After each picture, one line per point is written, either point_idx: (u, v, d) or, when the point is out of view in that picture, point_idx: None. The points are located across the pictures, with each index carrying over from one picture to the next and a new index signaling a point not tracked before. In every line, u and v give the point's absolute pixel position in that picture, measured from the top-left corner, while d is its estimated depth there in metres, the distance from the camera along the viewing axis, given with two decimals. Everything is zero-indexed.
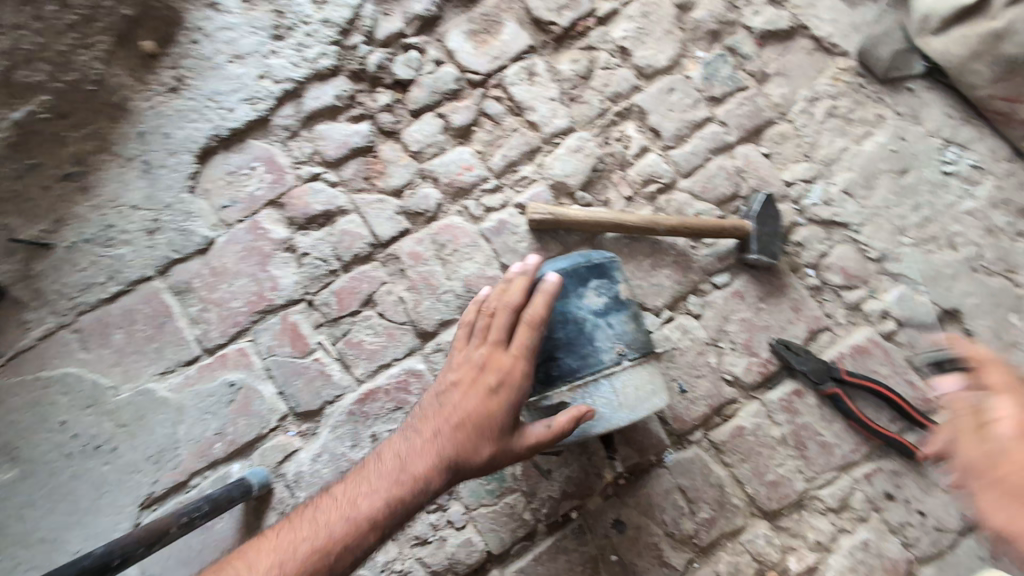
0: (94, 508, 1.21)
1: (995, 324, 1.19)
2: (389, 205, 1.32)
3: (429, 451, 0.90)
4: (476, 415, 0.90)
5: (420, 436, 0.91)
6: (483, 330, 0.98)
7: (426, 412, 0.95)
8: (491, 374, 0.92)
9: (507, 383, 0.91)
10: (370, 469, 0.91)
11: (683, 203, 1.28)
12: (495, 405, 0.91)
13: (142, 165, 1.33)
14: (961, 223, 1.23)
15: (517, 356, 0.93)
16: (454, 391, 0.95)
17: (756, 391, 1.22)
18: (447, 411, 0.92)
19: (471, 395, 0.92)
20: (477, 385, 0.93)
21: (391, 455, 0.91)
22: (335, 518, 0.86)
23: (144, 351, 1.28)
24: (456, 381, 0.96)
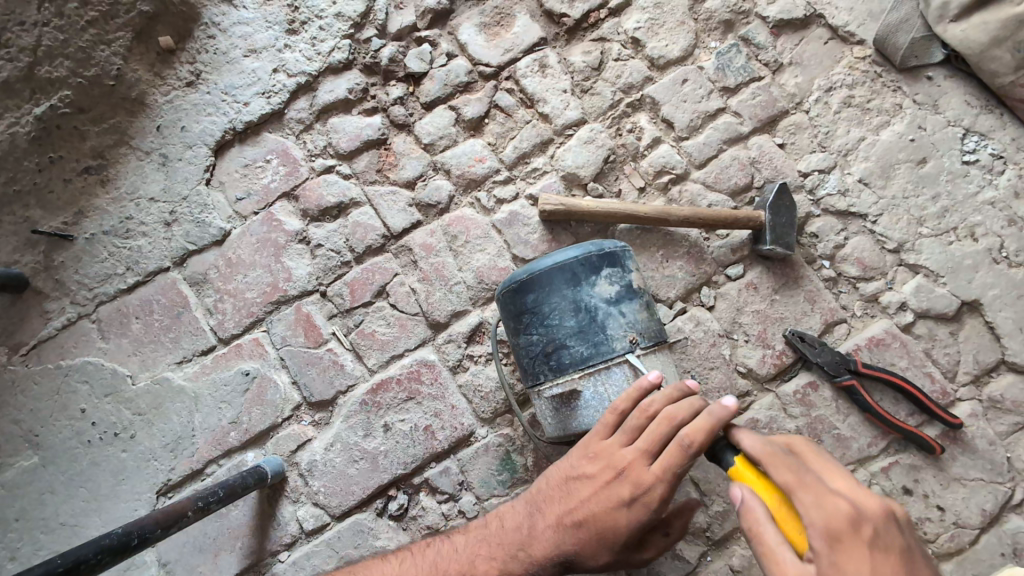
0: (112, 494, 1.24)
1: (1017, 316, 1.16)
2: (401, 197, 1.33)
3: (543, 541, 0.90)
4: (601, 520, 0.86)
5: (536, 522, 0.93)
6: (628, 435, 0.88)
7: (546, 498, 0.93)
8: (626, 483, 0.85)
9: (640, 495, 0.84)
10: (485, 532, 0.98)
11: (695, 194, 1.27)
12: (623, 517, 0.85)
13: (159, 159, 1.35)
14: (982, 212, 1.20)
15: (664, 475, 0.83)
16: (584, 483, 0.89)
17: (770, 383, 1.21)
18: (569, 504, 0.90)
19: (598, 496, 0.87)
20: (607, 491, 0.86)
21: (505, 528, 0.96)
22: (439, 569, 0.96)
23: (161, 340, 1.30)
24: (585, 475, 0.90)
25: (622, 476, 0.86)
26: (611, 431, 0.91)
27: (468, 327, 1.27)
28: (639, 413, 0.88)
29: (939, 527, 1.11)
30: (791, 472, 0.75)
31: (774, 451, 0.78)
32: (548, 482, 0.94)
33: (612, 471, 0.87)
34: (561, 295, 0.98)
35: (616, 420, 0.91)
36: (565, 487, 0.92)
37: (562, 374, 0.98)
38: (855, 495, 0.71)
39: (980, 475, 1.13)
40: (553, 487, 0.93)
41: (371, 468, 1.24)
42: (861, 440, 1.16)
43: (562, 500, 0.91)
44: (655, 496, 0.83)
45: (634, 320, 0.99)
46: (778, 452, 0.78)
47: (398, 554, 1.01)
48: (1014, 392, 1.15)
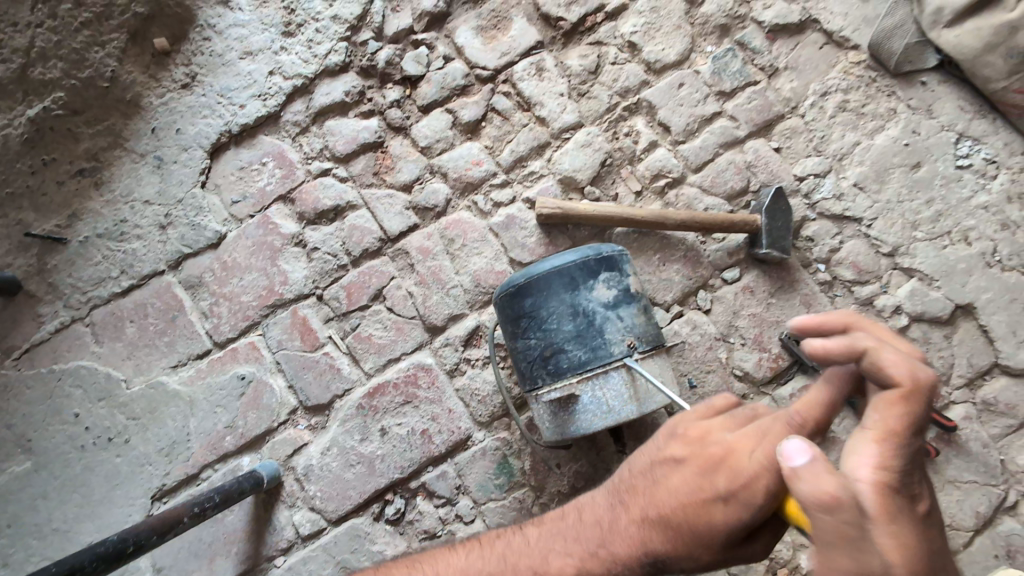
0: (107, 499, 1.23)
1: (1010, 319, 1.17)
2: (398, 200, 1.33)
3: (627, 541, 0.74)
4: (689, 518, 0.70)
5: (616, 516, 0.77)
6: (732, 420, 0.73)
7: (629, 488, 0.77)
8: (722, 473, 0.68)
9: (739, 488, 0.65)
10: (559, 526, 0.82)
11: (692, 198, 1.28)
12: (719, 514, 0.67)
13: (154, 161, 1.34)
14: (975, 217, 1.21)
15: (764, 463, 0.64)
16: (672, 469, 0.74)
17: (767, 386, 1.21)
18: (655, 496, 0.74)
19: (686, 486, 0.71)
20: (699, 481, 0.70)
21: (583, 523, 0.80)
22: (509, 568, 0.80)
23: (156, 344, 1.29)
24: (675, 459, 0.74)
25: (718, 464, 0.69)
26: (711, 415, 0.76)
27: (465, 330, 1.27)
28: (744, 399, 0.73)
29: None
30: (910, 430, 0.56)
31: (910, 388, 0.58)
32: (625, 467, 0.80)
33: (707, 456, 0.70)
34: (559, 299, 0.98)
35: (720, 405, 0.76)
36: (649, 474, 0.76)
37: (560, 378, 0.98)
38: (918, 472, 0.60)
39: (974, 477, 1.13)
40: (634, 473, 0.78)
41: (368, 473, 1.24)
42: None
43: (647, 492, 0.75)
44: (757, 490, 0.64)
45: (632, 325, 0.99)
46: (911, 397, 0.57)
47: (466, 546, 0.87)
48: (1007, 395, 1.16)
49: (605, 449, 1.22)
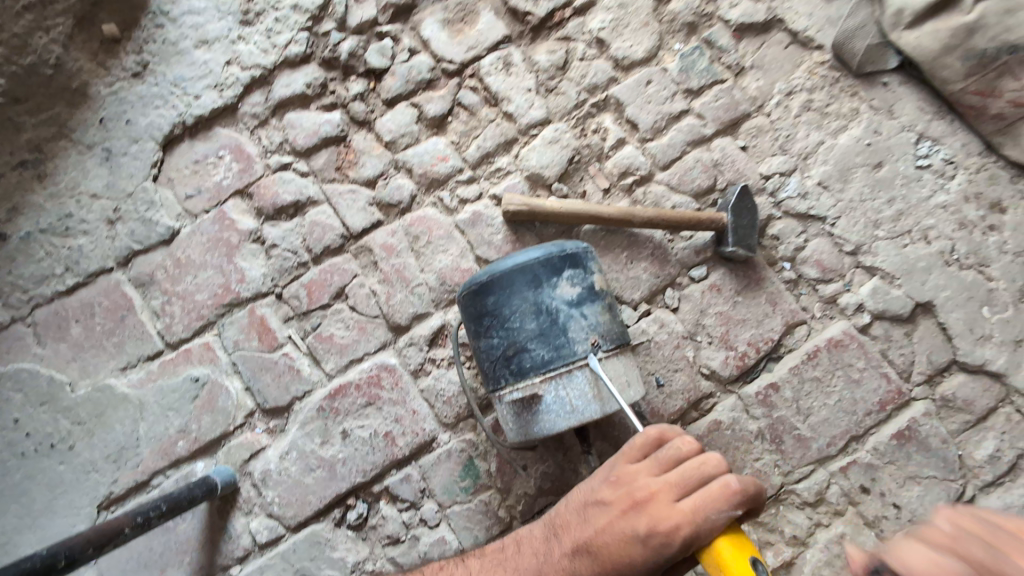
0: (49, 509, 1.16)
1: (968, 316, 1.19)
2: (361, 196, 1.29)
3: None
4: (613, 556, 0.79)
5: (549, 549, 0.85)
6: (662, 465, 0.83)
7: (563, 525, 0.86)
8: (644, 516, 0.79)
9: (662, 533, 0.77)
10: (495, 559, 0.91)
11: (659, 196, 1.27)
12: (638, 554, 0.78)
13: (102, 154, 1.27)
14: (934, 216, 1.23)
15: (691, 515, 0.76)
16: (602, 509, 0.83)
17: (733, 384, 1.21)
18: (584, 533, 0.83)
19: (612, 526, 0.80)
20: (624, 522, 0.80)
21: (521, 554, 0.88)
22: None
23: (103, 345, 1.23)
24: (602, 500, 0.84)
25: (641, 507, 0.80)
26: (639, 456, 0.85)
27: (430, 329, 1.24)
28: (672, 450, 0.83)
29: (895, 524, 1.15)
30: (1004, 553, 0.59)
31: None
32: (564, 503, 0.89)
33: (633, 499, 0.81)
34: (522, 297, 0.96)
35: (647, 446, 0.85)
36: (582, 513, 0.85)
37: (522, 378, 0.96)
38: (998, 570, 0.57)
39: (933, 472, 1.16)
40: (569, 510, 0.87)
41: (328, 477, 1.20)
42: (821, 440, 1.18)
43: (579, 528, 0.84)
44: (674, 537, 0.76)
45: (596, 323, 0.97)
46: None
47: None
48: (965, 391, 1.18)
49: (571, 450, 1.20)
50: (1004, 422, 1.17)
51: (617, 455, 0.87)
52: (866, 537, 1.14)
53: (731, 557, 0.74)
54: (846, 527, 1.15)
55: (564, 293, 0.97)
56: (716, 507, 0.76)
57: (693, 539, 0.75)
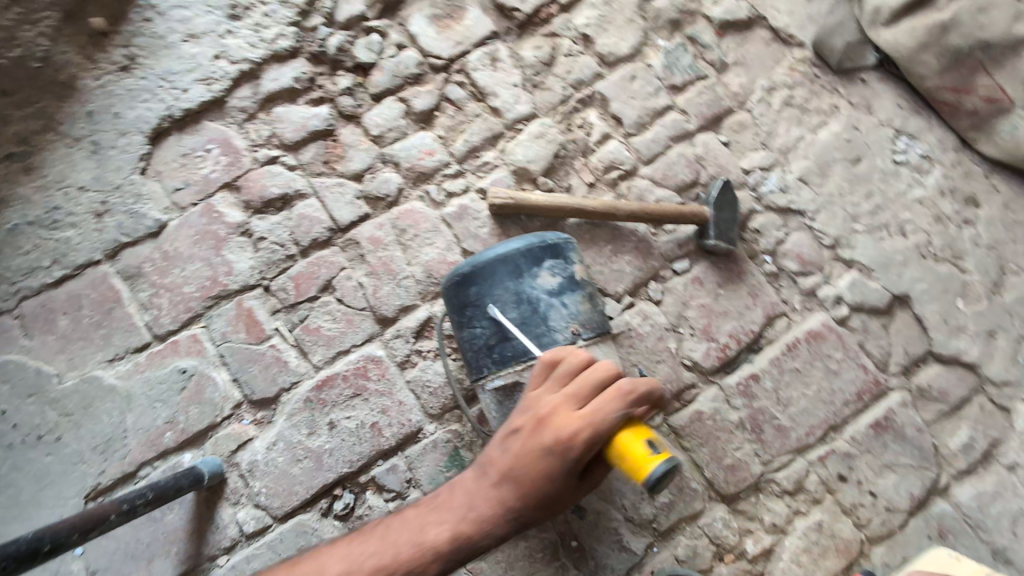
0: (36, 500, 1.17)
1: (943, 309, 1.21)
2: (348, 189, 1.30)
3: (489, 503, 0.85)
4: (530, 470, 0.83)
5: (476, 483, 0.88)
6: (563, 380, 0.88)
7: (483, 459, 0.89)
8: (550, 429, 0.84)
9: (568, 439, 0.82)
10: (426, 510, 0.89)
11: (643, 189, 1.29)
12: (551, 463, 0.83)
13: (90, 146, 1.28)
14: (911, 211, 1.25)
15: (590, 419, 0.82)
16: (517, 434, 0.87)
17: (715, 375, 1.23)
18: (506, 460, 0.86)
19: (528, 445, 0.85)
20: (534, 441, 0.85)
21: (448, 499, 0.89)
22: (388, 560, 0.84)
23: (92, 337, 1.23)
24: (515, 427, 0.88)
25: (548, 422, 0.84)
26: (542, 378, 0.90)
27: (416, 321, 1.26)
28: (568, 364, 0.89)
29: (872, 511, 1.17)
30: None
31: None
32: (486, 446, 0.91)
33: (539, 417, 0.85)
34: (503, 287, 0.98)
35: (550, 369, 0.90)
36: (499, 443, 0.88)
37: (504, 366, 0.98)
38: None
39: (909, 461, 1.18)
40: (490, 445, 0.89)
41: (315, 467, 1.21)
42: (800, 430, 1.20)
43: (497, 455, 0.87)
44: (579, 437, 0.82)
45: (576, 312, 0.99)
46: None
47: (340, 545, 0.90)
48: (940, 382, 1.21)
49: None
50: (977, 412, 1.20)
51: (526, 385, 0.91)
52: (843, 524, 1.17)
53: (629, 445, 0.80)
54: (824, 515, 1.17)
55: (545, 282, 0.99)
56: (610, 405, 0.82)
57: (596, 434, 0.82)
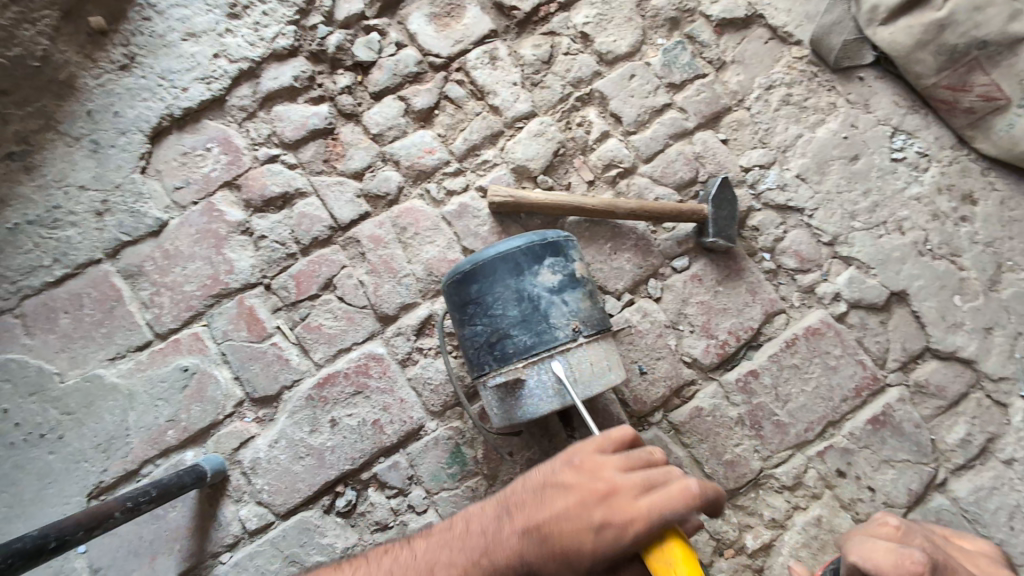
0: (38, 499, 1.17)
1: (940, 305, 1.22)
2: (349, 187, 1.30)
3: (507, 551, 0.83)
4: (565, 538, 0.80)
5: (501, 526, 0.86)
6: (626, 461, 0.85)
7: (517, 503, 0.86)
8: (603, 508, 0.80)
9: (616, 525, 0.79)
10: (444, 539, 0.89)
11: (642, 187, 1.29)
12: (590, 542, 0.79)
13: (90, 145, 1.28)
14: (908, 208, 1.26)
15: (645, 513, 0.78)
16: (562, 494, 0.84)
17: (714, 371, 1.24)
18: (540, 514, 0.83)
19: (570, 510, 0.81)
20: (579, 510, 0.81)
21: (470, 532, 0.88)
22: None
23: (93, 336, 1.24)
24: (563, 484, 0.85)
25: (602, 500, 0.81)
26: (607, 450, 0.87)
27: (417, 319, 1.26)
28: (639, 456, 0.87)
29: (870, 506, 1.18)
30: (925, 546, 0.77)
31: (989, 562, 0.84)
32: (518, 480, 0.90)
33: (594, 488, 0.82)
34: (504, 285, 0.98)
35: (617, 445, 0.88)
36: (538, 493, 0.86)
37: (505, 363, 0.98)
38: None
39: (906, 456, 1.19)
40: (526, 490, 0.87)
41: (317, 464, 1.21)
42: (798, 425, 1.21)
43: (534, 507, 0.84)
44: (627, 529, 0.78)
45: (577, 309, 1.00)
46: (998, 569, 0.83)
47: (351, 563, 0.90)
48: (937, 377, 1.22)
49: (556, 436, 1.23)
50: (974, 407, 1.21)
51: (580, 448, 0.88)
52: (842, 519, 1.18)
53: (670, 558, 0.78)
54: (823, 509, 1.18)
55: (545, 280, 0.99)
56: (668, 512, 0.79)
57: (645, 534, 0.78)
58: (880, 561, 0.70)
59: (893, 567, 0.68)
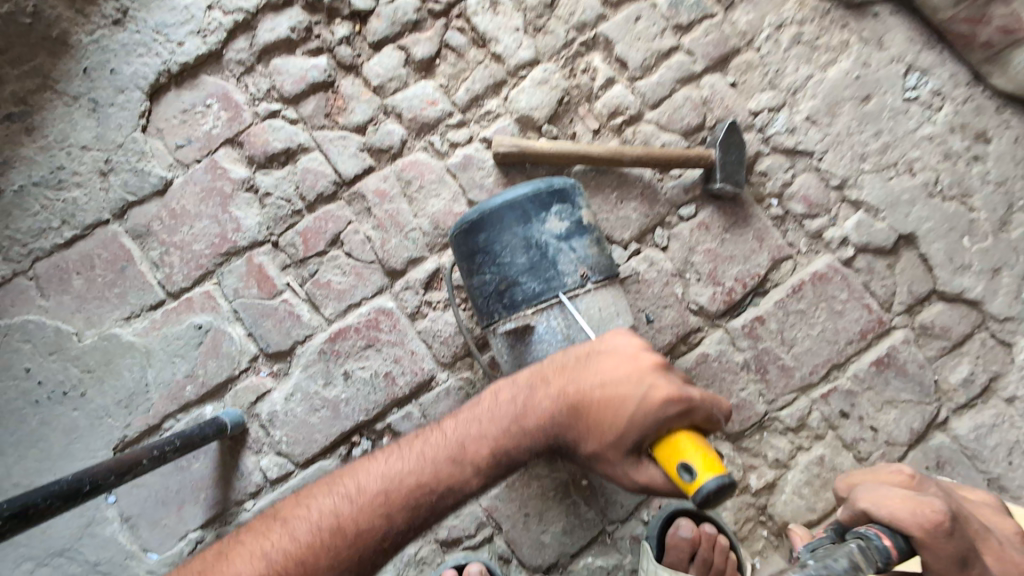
0: (67, 453, 1.21)
1: (949, 247, 1.22)
2: (352, 142, 1.29)
3: (539, 418, 0.88)
4: (603, 405, 0.84)
5: (533, 394, 0.89)
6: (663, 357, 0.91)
7: (552, 375, 0.89)
8: (649, 379, 0.83)
9: (660, 397, 0.80)
10: (473, 413, 0.92)
11: (649, 134, 1.27)
12: (630, 408, 0.81)
13: (89, 104, 1.26)
14: (920, 148, 1.24)
15: (689, 392, 0.81)
16: (603, 367, 0.86)
17: (720, 319, 1.25)
18: (578, 386, 0.86)
19: (613, 380, 0.84)
20: (622, 381, 0.84)
21: (501, 404, 0.91)
22: (431, 460, 0.89)
23: (107, 296, 1.25)
24: (605, 359, 0.88)
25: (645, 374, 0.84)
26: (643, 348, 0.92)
27: (425, 273, 1.27)
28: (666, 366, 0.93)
29: (872, 445, 1.21)
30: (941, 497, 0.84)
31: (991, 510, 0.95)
32: (552, 357, 0.93)
33: (639, 364, 0.85)
34: (512, 232, 0.98)
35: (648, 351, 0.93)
36: (577, 367, 0.88)
37: (514, 311, 0.99)
38: (1003, 524, 0.92)
39: (909, 396, 1.21)
40: (562, 363, 0.90)
41: (333, 416, 1.25)
42: (803, 369, 1.23)
43: (571, 379, 0.88)
44: (670, 401, 0.80)
45: (585, 256, 1.00)
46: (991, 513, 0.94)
47: (387, 450, 0.93)
48: (943, 319, 1.22)
49: None
50: (978, 347, 1.22)
51: (622, 333, 0.92)
52: (844, 458, 1.21)
53: (699, 444, 0.79)
54: (826, 449, 1.22)
55: (554, 226, 0.99)
56: (708, 400, 0.83)
57: (684, 410, 0.80)
58: (894, 510, 0.76)
59: (913, 515, 0.74)
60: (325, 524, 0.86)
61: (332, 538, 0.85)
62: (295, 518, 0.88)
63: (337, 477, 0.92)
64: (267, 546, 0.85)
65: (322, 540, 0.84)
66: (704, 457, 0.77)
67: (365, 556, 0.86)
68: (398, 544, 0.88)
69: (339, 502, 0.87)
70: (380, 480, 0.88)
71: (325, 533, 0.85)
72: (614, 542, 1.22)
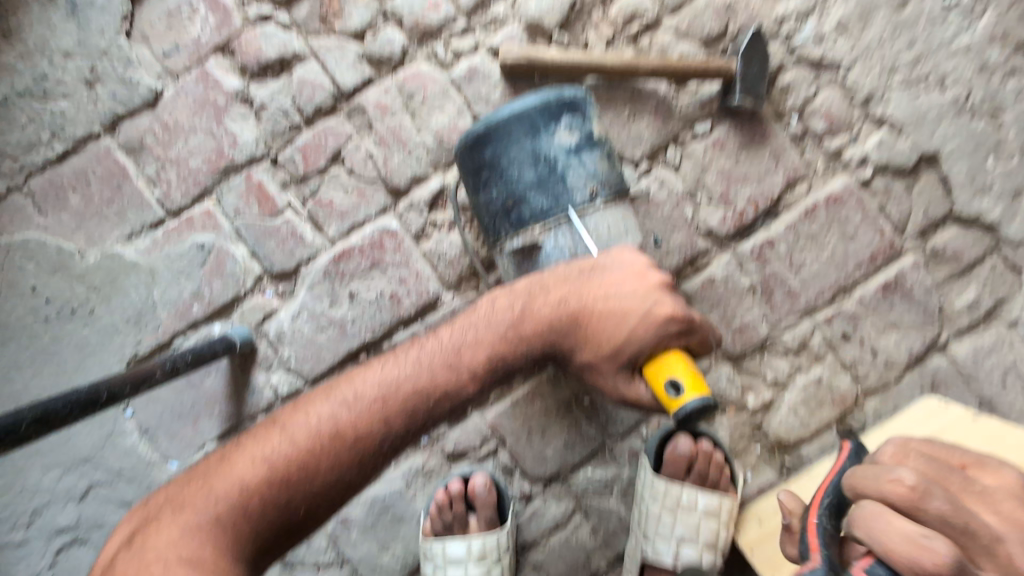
0: (81, 368, 1.24)
1: (972, 167, 1.18)
2: (350, 50, 1.22)
3: (536, 324, 0.89)
4: (606, 317, 0.86)
5: (533, 301, 0.90)
6: None
7: (551, 284, 0.90)
8: (653, 295, 0.86)
9: (662, 314, 0.84)
10: (470, 321, 0.92)
11: (665, 44, 1.20)
12: (632, 323, 0.85)
13: (67, 7, 1.19)
14: (955, 60, 1.17)
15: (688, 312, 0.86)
16: (607, 280, 0.89)
17: (730, 242, 1.23)
18: (580, 296, 0.88)
19: (617, 294, 0.87)
20: (626, 295, 0.86)
21: (499, 311, 0.91)
22: (428, 365, 0.90)
23: (105, 214, 1.23)
24: (610, 273, 0.89)
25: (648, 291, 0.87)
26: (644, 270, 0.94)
27: (430, 193, 1.24)
28: None
29: (870, 367, 1.23)
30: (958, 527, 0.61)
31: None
32: (550, 268, 0.93)
33: (643, 280, 0.88)
34: (519, 147, 0.95)
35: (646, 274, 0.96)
36: (580, 278, 0.90)
37: (522, 229, 0.97)
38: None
39: (913, 319, 1.22)
40: (562, 273, 0.91)
41: (339, 335, 1.26)
42: (810, 292, 1.23)
43: (573, 290, 0.89)
44: (671, 319, 0.84)
45: (595, 171, 0.97)
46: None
47: (381, 358, 0.93)
48: (956, 242, 1.20)
49: None
50: (989, 271, 1.21)
51: (623, 249, 0.94)
52: (841, 379, 1.23)
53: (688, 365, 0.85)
54: (824, 371, 1.23)
55: (563, 138, 0.95)
56: (704, 322, 0.89)
57: (682, 330, 0.85)
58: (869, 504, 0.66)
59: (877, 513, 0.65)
60: (326, 429, 0.86)
61: (333, 441, 0.86)
62: (294, 423, 0.87)
63: (333, 383, 0.91)
64: (267, 451, 0.85)
65: (323, 443, 0.85)
66: (691, 379, 0.83)
67: (367, 459, 0.88)
68: (397, 447, 0.90)
69: (337, 408, 0.88)
70: (378, 384, 0.89)
71: (324, 437, 0.86)
72: (614, 456, 1.27)
